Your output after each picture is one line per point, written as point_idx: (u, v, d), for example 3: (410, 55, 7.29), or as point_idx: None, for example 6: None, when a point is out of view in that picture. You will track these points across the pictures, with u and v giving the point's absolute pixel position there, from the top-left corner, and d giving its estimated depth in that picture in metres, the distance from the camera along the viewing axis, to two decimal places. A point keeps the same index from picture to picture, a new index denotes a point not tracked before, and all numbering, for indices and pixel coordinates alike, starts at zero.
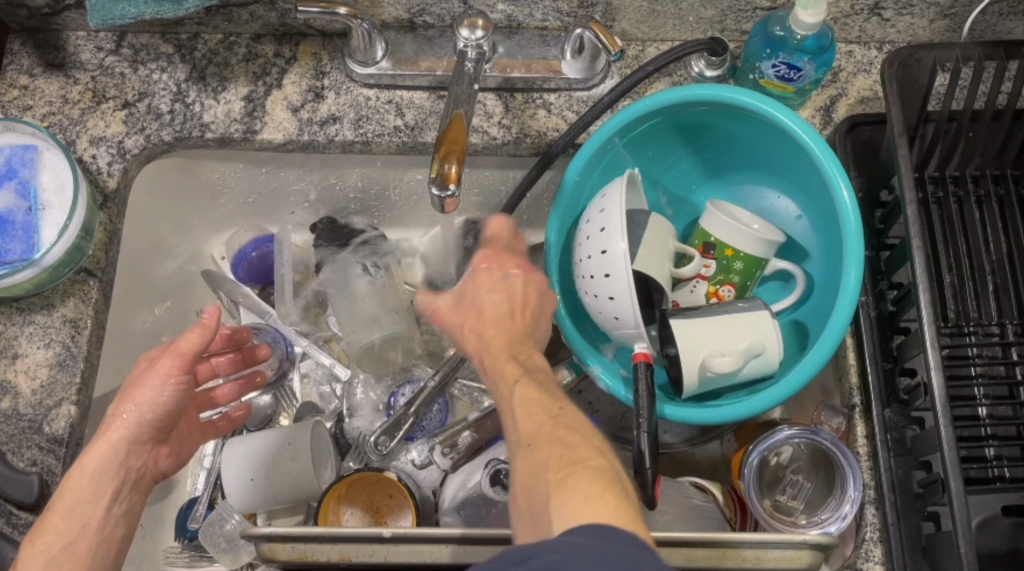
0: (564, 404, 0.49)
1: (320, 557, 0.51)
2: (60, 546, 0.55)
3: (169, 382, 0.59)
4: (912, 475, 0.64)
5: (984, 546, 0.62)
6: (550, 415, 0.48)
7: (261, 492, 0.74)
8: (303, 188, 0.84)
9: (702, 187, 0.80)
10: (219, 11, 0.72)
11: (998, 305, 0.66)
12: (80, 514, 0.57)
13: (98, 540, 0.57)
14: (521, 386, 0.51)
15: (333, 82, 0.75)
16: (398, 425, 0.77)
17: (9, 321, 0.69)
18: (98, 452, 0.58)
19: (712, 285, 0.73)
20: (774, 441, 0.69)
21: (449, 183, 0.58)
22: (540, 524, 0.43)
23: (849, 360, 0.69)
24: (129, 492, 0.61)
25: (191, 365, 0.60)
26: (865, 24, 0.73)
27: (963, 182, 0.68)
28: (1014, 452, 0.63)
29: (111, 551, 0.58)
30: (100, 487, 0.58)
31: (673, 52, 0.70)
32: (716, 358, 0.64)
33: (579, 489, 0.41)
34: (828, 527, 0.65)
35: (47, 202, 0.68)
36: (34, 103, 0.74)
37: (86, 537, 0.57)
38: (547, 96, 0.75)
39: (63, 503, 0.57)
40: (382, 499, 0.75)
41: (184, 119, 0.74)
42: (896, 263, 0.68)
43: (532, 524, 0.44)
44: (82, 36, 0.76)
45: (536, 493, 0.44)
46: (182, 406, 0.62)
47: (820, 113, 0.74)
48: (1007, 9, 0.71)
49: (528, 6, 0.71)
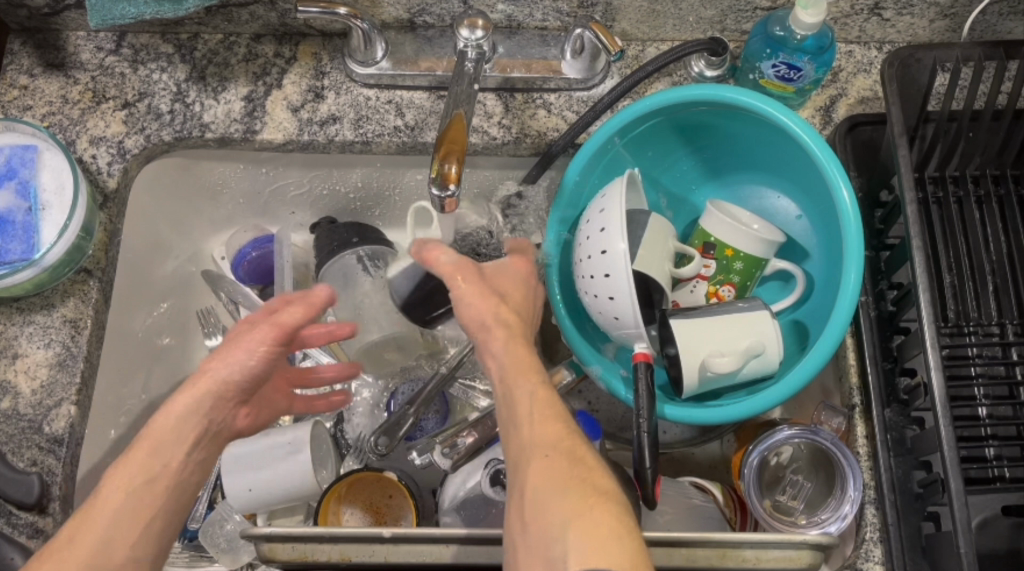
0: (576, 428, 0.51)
1: (320, 557, 0.51)
2: (113, 509, 0.49)
3: (259, 349, 0.54)
4: (912, 476, 0.64)
5: (984, 546, 0.62)
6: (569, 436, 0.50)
7: (262, 494, 0.74)
8: (304, 188, 0.84)
9: (702, 187, 0.80)
10: (219, 10, 0.72)
11: (998, 305, 0.66)
12: (161, 455, 0.51)
13: (175, 484, 0.52)
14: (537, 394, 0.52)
15: (333, 82, 0.75)
16: (398, 425, 0.77)
17: (9, 321, 0.69)
18: (181, 405, 0.53)
19: (712, 285, 0.73)
20: (774, 441, 0.69)
21: (449, 183, 0.58)
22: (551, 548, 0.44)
23: (850, 361, 0.69)
24: (193, 459, 0.53)
25: (288, 338, 0.55)
26: (864, 24, 0.73)
27: (963, 182, 0.68)
28: (1014, 452, 0.63)
29: (186, 496, 0.52)
30: (181, 433, 0.52)
31: (673, 51, 0.70)
32: (716, 358, 0.64)
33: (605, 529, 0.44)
34: (828, 527, 0.65)
35: (47, 202, 0.68)
36: (34, 103, 0.74)
37: (164, 479, 0.51)
38: (547, 96, 0.75)
39: (147, 441, 0.52)
40: (382, 499, 0.75)
41: (184, 119, 0.74)
42: (896, 263, 0.68)
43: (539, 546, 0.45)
44: (82, 36, 0.76)
45: (545, 521, 0.46)
46: (272, 371, 0.57)
47: (820, 113, 0.74)
48: (1006, 9, 0.71)
49: (528, 6, 0.71)
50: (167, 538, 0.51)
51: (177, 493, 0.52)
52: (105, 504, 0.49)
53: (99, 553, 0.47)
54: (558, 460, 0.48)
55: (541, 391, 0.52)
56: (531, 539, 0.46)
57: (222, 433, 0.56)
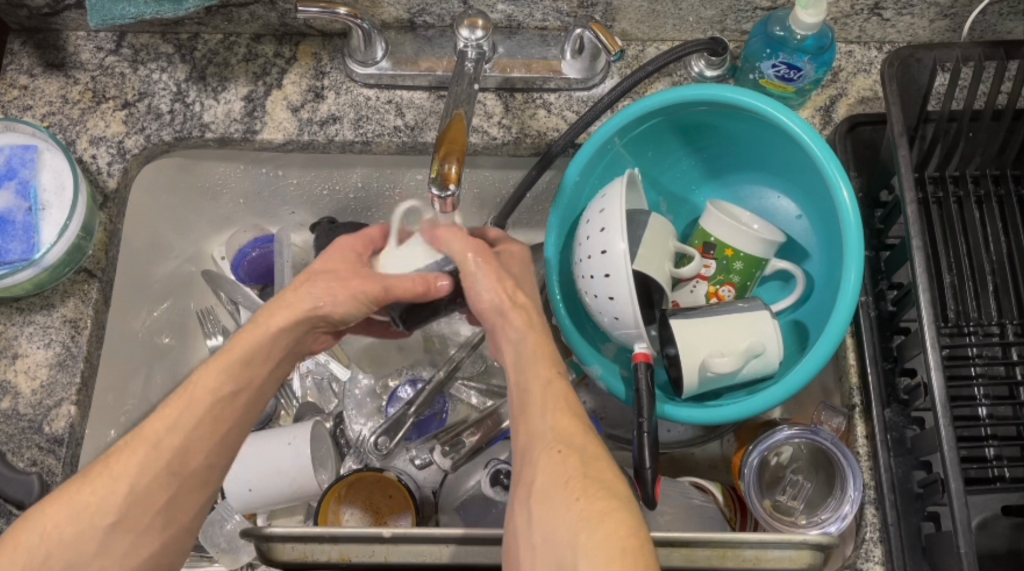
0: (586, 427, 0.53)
1: (320, 557, 0.51)
2: (171, 425, 0.54)
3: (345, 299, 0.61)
4: (912, 476, 0.64)
5: (984, 546, 0.62)
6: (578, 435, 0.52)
7: (262, 493, 0.74)
8: (304, 188, 0.84)
9: (702, 187, 0.80)
10: (219, 10, 0.72)
11: (998, 306, 0.66)
12: (249, 369, 0.57)
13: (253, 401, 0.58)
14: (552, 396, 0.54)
15: (333, 82, 0.75)
16: (398, 425, 0.78)
17: (9, 321, 0.69)
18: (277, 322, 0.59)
19: (712, 285, 0.73)
20: (774, 441, 0.69)
21: (448, 183, 0.58)
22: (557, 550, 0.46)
23: (850, 361, 0.69)
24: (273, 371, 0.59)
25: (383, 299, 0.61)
26: (864, 24, 0.73)
27: (963, 182, 0.68)
28: (1014, 452, 0.63)
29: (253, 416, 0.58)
30: (270, 349, 0.58)
31: (673, 51, 0.70)
32: (716, 359, 0.64)
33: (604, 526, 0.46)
34: (828, 527, 0.65)
35: (47, 202, 0.68)
36: (34, 103, 0.74)
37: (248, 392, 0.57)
38: (547, 96, 0.75)
39: (235, 352, 0.57)
40: (382, 499, 0.75)
41: (184, 119, 0.74)
42: (896, 263, 0.68)
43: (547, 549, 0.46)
44: (82, 36, 0.76)
45: (551, 521, 0.47)
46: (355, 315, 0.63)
47: (820, 113, 0.74)
48: (1006, 10, 0.71)
49: (528, 6, 0.71)
50: (236, 448, 0.58)
51: (248, 408, 0.58)
52: (174, 406, 0.54)
53: (175, 461, 0.53)
54: (564, 454, 0.50)
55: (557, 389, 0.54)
56: (536, 540, 0.47)
57: (302, 348, 0.63)
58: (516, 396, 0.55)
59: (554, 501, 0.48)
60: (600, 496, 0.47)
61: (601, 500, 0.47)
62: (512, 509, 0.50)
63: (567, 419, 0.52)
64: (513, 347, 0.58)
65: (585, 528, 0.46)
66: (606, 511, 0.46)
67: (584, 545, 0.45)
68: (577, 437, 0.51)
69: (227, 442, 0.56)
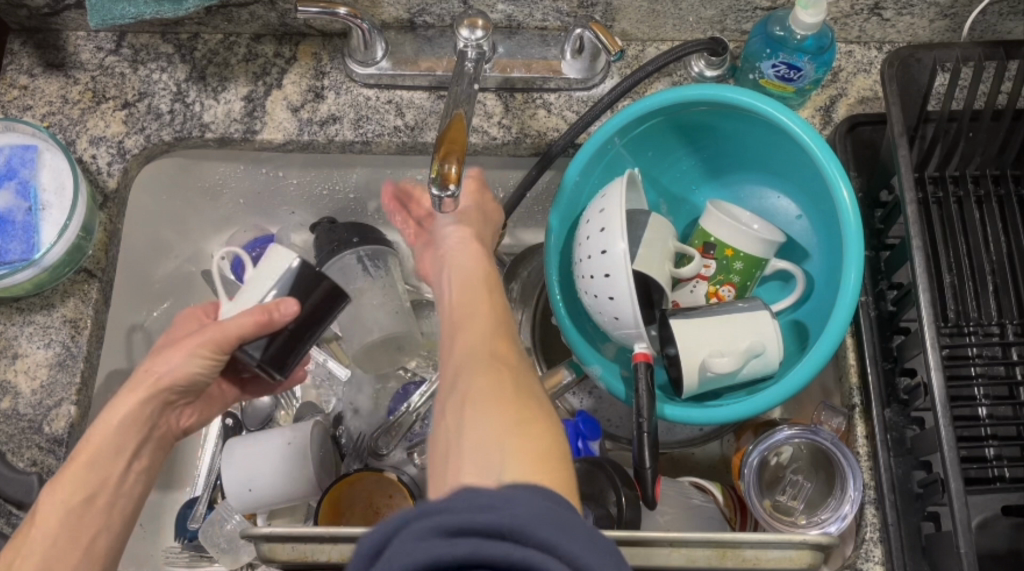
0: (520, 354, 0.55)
1: (320, 557, 0.51)
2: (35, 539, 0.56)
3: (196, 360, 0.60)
4: (912, 476, 0.64)
5: (984, 546, 0.62)
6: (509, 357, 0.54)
7: (262, 496, 0.74)
8: (304, 188, 0.84)
9: (702, 187, 0.80)
10: (219, 10, 0.72)
11: (998, 306, 0.66)
12: (99, 469, 0.59)
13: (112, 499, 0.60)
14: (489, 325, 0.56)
15: (333, 82, 0.75)
16: (398, 426, 0.78)
17: (9, 321, 0.69)
18: (121, 409, 0.60)
19: (712, 285, 0.73)
20: (773, 441, 0.69)
21: (448, 183, 0.57)
22: (479, 452, 0.46)
23: (850, 361, 0.69)
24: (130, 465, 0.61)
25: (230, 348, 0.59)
26: (865, 24, 0.73)
27: (963, 182, 0.68)
28: (1014, 452, 0.63)
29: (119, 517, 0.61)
30: (122, 443, 0.60)
31: (673, 51, 0.70)
32: (716, 359, 0.64)
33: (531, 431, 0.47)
34: (828, 527, 0.65)
35: (47, 201, 0.68)
36: (34, 103, 0.74)
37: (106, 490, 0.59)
38: (547, 95, 0.75)
39: (85, 454, 0.58)
40: (382, 499, 0.74)
41: (183, 119, 0.74)
42: (897, 263, 0.68)
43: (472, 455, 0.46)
44: (82, 36, 0.76)
45: (475, 430, 0.47)
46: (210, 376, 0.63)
47: (820, 113, 0.74)
48: (1006, 9, 0.71)
49: (528, 6, 0.71)
50: (108, 554, 0.60)
51: (107, 510, 0.60)
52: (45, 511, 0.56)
53: None
54: (496, 368, 0.52)
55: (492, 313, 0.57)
56: (464, 446, 0.46)
57: (163, 427, 0.66)
58: (451, 327, 0.57)
59: (479, 408, 0.48)
60: (520, 405, 0.49)
61: (520, 407, 0.48)
62: (442, 422, 0.50)
63: (501, 346, 0.55)
64: (455, 276, 0.62)
65: (505, 436, 0.46)
66: (530, 422, 0.48)
67: (501, 443, 0.45)
68: (509, 360, 0.53)
69: (93, 550, 0.59)
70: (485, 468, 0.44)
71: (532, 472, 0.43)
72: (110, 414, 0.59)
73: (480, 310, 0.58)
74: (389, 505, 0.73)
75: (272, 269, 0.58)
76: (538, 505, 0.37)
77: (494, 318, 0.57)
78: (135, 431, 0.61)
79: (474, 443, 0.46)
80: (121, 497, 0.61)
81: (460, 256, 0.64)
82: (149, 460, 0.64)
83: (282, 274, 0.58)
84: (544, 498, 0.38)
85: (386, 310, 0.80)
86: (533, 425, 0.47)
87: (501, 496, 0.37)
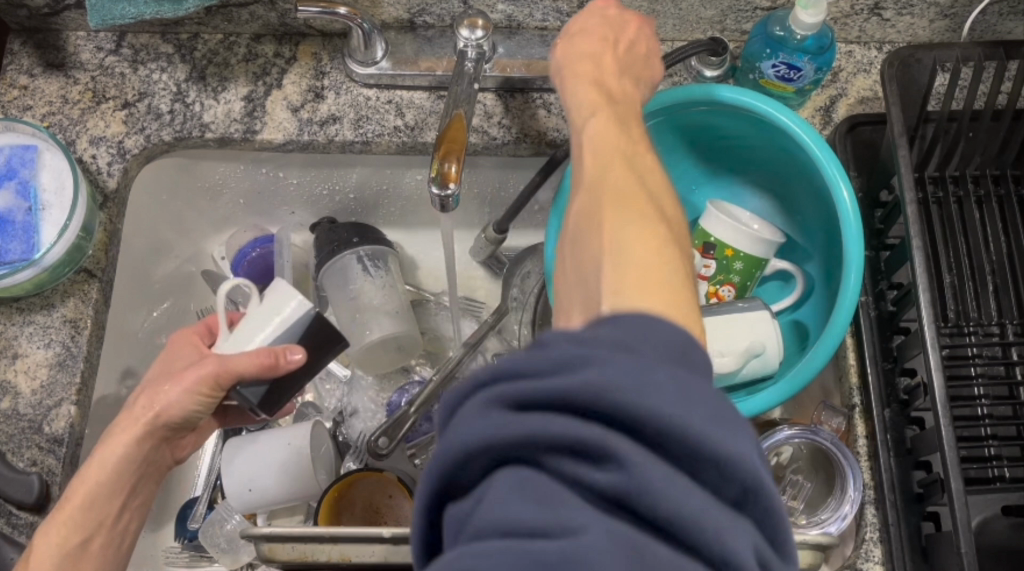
0: (637, 148, 0.48)
1: (320, 557, 0.51)
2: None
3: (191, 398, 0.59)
4: (912, 476, 0.64)
5: (984, 546, 0.62)
6: (625, 157, 0.46)
7: (262, 498, 0.74)
8: (304, 188, 0.84)
9: (702, 187, 0.80)
10: (219, 11, 0.72)
11: (998, 306, 0.66)
12: (95, 512, 0.59)
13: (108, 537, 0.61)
14: (595, 119, 0.49)
15: (333, 82, 0.75)
16: (398, 425, 0.77)
17: (9, 321, 0.69)
18: (116, 451, 0.59)
19: (712, 285, 0.73)
20: (774, 441, 0.69)
21: (448, 182, 0.57)
22: (585, 255, 0.41)
23: (849, 361, 0.69)
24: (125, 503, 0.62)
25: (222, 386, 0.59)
26: (865, 24, 0.73)
27: (963, 182, 0.68)
28: (1014, 452, 0.63)
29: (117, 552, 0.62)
30: (118, 483, 0.60)
31: (676, 53, 0.70)
32: (715, 359, 0.63)
33: (637, 249, 0.39)
34: (828, 527, 0.64)
35: (47, 202, 0.68)
36: (34, 103, 0.74)
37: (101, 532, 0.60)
38: (547, 96, 0.75)
39: (80, 493, 0.58)
40: (382, 499, 0.75)
41: (184, 119, 0.74)
42: (897, 263, 0.68)
43: (575, 266, 0.42)
44: (82, 36, 0.76)
45: (596, 232, 0.41)
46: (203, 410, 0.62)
47: (820, 113, 0.74)
48: (1006, 9, 0.71)
49: (528, 6, 0.71)
50: None
51: (103, 547, 0.61)
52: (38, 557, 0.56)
53: None
54: (595, 185, 0.44)
55: (606, 125, 0.49)
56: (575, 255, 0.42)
57: (161, 461, 0.66)
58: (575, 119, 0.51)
59: (599, 218, 0.41)
60: (663, 277, 0.38)
61: (673, 285, 0.38)
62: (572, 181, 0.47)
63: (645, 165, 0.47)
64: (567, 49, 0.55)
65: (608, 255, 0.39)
66: (647, 242, 0.40)
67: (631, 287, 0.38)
68: (631, 163, 0.46)
69: None
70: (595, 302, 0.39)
71: (636, 302, 0.37)
72: (105, 452, 0.59)
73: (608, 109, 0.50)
74: (389, 505, 0.74)
75: (276, 306, 0.58)
76: (662, 396, 0.29)
77: (622, 119, 0.50)
78: (126, 474, 0.60)
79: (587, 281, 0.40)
80: (117, 534, 0.62)
81: (565, 84, 0.53)
82: (145, 496, 0.64)
83: (291, 319, 0.58)
84: (666, 343, 0.32)
85: (386, 310, 0.80)
86: (675, 294, 0.38)
87: (608, 339, 0.31)
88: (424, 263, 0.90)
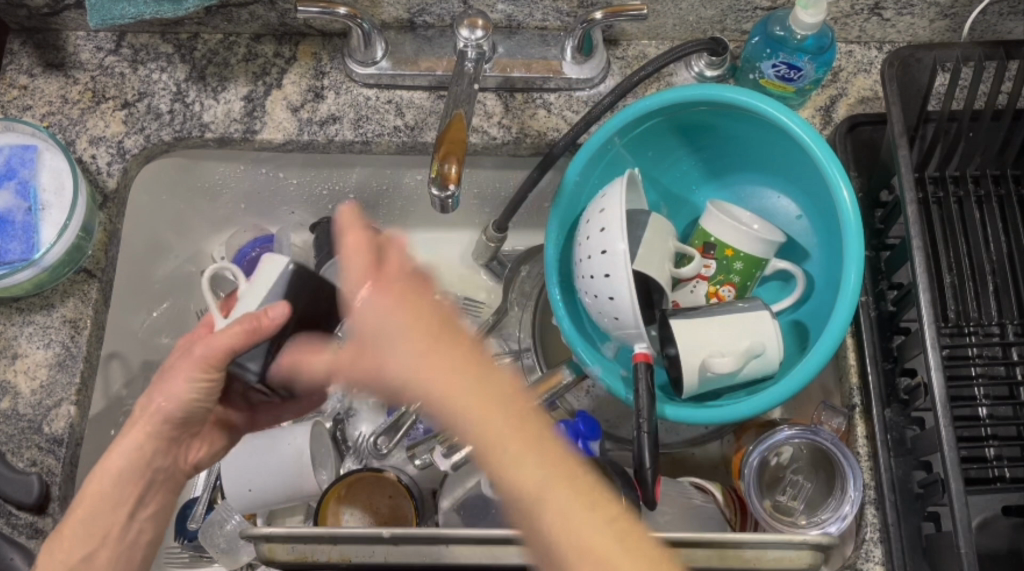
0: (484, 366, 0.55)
1: (320, 557, 0.51)
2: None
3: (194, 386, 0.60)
4: (912, 476, 0.64)
5: (984, 547, 0.62)
6: (488, 405, 0.52)
7: (260, 499, 0.74)
8: (304, 188, 0.84)
9: (702, 187, 0.80)
10: (219, 10, 0.72)
11: (998, 306, 0.66)
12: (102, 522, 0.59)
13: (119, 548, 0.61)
14: (452, 375, 0.54)
15: (333, 82, 0.75)
16: (398, 426, 0.78)
17: (9, 321, 0.69)
18: (125, 450, 0.61)
19: (712, 285, 0.73)
20: (774, 441, 0.69)
21: (448, 183, 0.57)
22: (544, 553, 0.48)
23: (850, 361, 0.69)
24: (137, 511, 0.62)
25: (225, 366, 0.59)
26: (865, 24, 0.73)
27: (963, 182, 0.68)
28: (1014, 452, 0.63)
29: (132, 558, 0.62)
30: (124, 493, 0.61)
31: (673, 52, 0.70)
32: (716, 358, 0.63)
33: (575, 513, 0.48)
34: (828, 527, 0.64)
35: (47, 201, 0.68)
36: (34, 103, 0.74)
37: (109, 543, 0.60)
38: (547, 96, 0.75)
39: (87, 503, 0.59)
40: (382, 499, 0.75)
41: (183, 119, 0.74)
42: (897, 263, 0.68)
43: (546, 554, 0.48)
44: (82, 36, 0.76)
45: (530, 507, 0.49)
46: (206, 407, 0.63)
47: (820, 113, 0.74)
48: (1007, 9, 0.71)
49: (528, 6, 0.71)
50: None
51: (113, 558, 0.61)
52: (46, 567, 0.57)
53: None
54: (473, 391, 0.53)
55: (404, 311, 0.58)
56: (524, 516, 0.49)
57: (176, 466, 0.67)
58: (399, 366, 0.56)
59: (439, 399, 0.53)
60: (585, 557, 0.47)
61: (517, 442, 0.51)
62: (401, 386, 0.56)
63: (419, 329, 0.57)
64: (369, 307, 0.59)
65: (536, 493, 0.49)
66: (587, 494, 0.49)
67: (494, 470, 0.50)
68: (520, 407, 0.53)
69: None
70: (547, 538, 0.48)
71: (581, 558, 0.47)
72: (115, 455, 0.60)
73: (394, 296, 0.59)
74: (389, 505, 0.74)
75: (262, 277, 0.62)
76: None
77: (425, 332, 0.57)
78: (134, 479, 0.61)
79: (514, 476, 0.50)
80: (124, 549, 0.62)
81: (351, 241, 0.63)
82: (157, 506, 0.64)
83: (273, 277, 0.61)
84: None
85: None
86: (553, 457, 0.50)
87: None
88: (424, 263, 0.90)
